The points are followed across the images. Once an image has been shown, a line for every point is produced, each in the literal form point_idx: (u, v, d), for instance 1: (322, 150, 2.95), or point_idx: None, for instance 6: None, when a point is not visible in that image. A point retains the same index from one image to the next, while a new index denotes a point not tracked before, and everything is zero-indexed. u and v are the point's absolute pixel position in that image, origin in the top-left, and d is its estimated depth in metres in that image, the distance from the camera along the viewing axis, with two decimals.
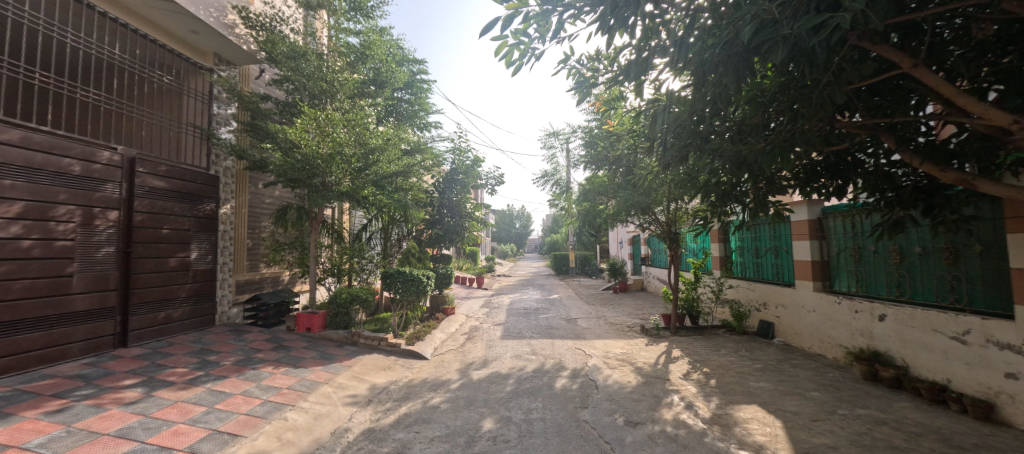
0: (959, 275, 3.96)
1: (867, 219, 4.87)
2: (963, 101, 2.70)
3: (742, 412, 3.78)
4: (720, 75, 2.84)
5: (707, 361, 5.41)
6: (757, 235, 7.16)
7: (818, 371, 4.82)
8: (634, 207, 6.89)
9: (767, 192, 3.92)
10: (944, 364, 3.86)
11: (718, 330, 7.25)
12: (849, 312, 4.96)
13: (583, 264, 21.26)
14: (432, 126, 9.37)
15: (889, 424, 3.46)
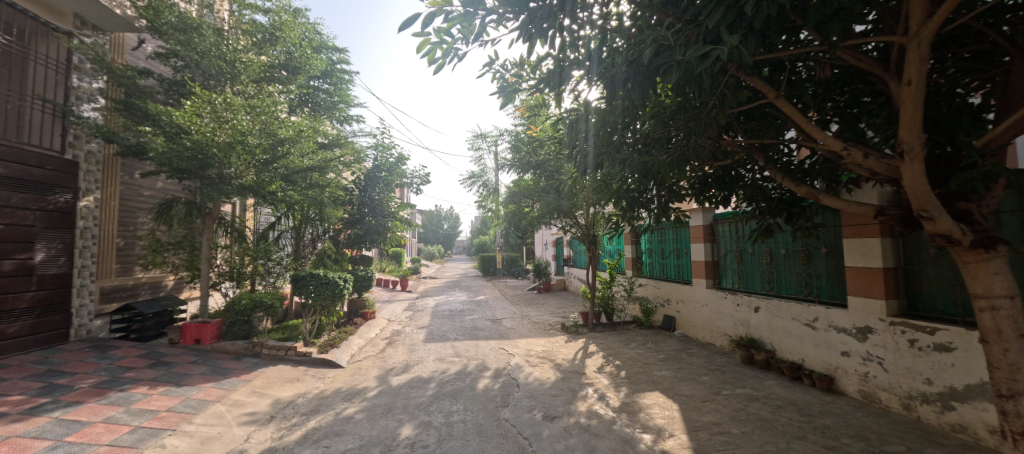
0: (811, 272, 4.73)
1: (747, 225, 5.69)
2: (809, 129, 2.56)
3: (646, 399, 4.16)
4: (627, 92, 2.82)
5: (619, 354, 5.87)
6: (663, 238, 7.94)
7: (709, 359, 5.52)
8: (556, 211, 7.19)
9: (669, 200, 3.83)
10: (799, 346, 4.67)
11: (629, 325, 7.93)
12: (733, 305, 5.78)
13: (508, 265, 21.59)
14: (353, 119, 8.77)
15: (759, 399, 4.10)
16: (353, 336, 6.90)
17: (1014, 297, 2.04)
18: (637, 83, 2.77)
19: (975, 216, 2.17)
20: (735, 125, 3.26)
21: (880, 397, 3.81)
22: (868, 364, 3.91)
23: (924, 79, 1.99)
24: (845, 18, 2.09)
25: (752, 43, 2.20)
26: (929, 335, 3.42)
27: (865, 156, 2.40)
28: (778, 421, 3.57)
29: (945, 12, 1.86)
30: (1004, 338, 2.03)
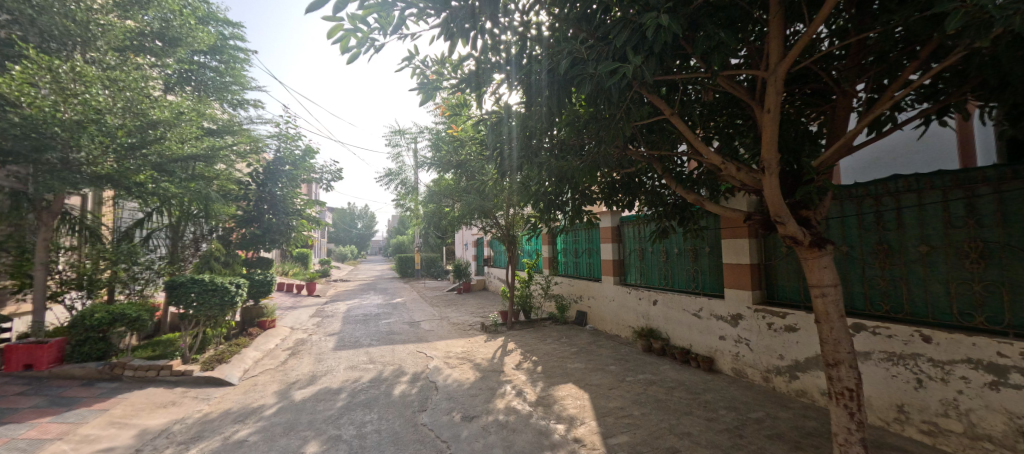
0: (697, 268, 5.41)
1: (648, 227, 6.31)
2: (696, 144, 2.93)
3: (560, 391, 4.41)
4: (547, 99, 2.98)
5: (536, 350, 6.12)
6: (577, 238, 8.43)
7: (616, 349, 6.02)
8: (477, 211, 7.25)
9: (582, 203, 4.09)
10: (687, 333, 5.33)
11: (545, 321, 8.30)
12: (635, 299, 6.37)
13: (428, 266, 21.16)
14: (249, 104, 7.93)
15: (657, 382, 4.58)
16: (247, 348, 6.23)
17: (837, 285, 2.57)
18: (553, 91, 2.95)
19: (812, 221, 2.69)
20: (637, 136, 3.60)
21: (747, 372, 4.51)
22: (739, 345, 4.60)
23: (779, 108, 2.41)
24: (722, 51, 2.45)
25: (653, 64, 2.47)
26: (782, 318, 4.14)
27: (737, 169, 2.84)
28: (671, 401, 4.04)
29: (792, 55, 2.28)
30: (829, 318, 2.56)
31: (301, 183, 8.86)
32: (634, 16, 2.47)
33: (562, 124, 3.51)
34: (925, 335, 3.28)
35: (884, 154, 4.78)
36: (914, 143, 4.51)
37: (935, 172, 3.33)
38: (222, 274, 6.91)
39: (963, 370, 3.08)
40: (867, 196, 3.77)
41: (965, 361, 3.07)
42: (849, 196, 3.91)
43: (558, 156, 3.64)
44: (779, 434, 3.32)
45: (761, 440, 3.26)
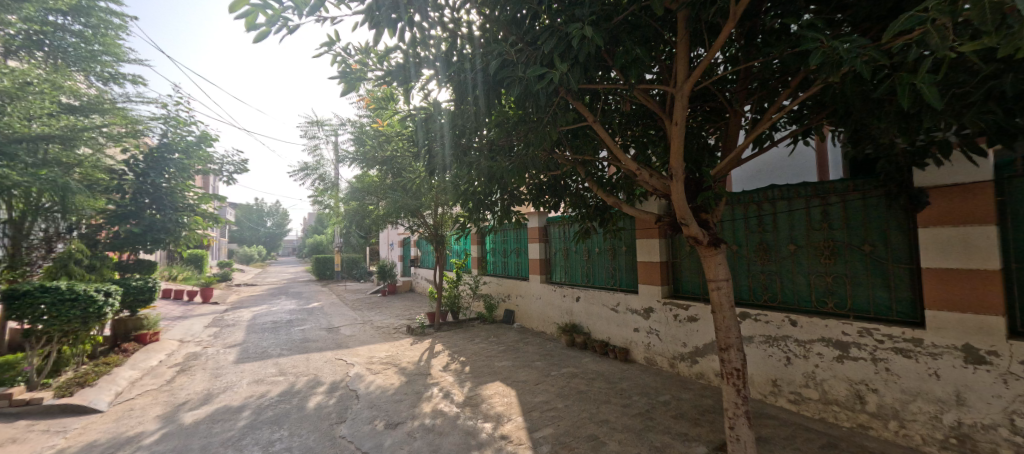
0: (615, 266, 5.81)
1: (572, 228, 6.62)
2: (615, 150, 3.16)
3: (488, 389, 4.46)
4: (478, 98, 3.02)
5: (463, 350, 6.10)
6: (505, 238, 8.56)
7: (542, 345, 6.24)
8: (403, 210, 7.03)
9: (510, 203, 4.18)
10: (607, 327, 5.70)
11: (473, 321, 8.31)
12: (560, 296, 6.65)
13: (349, 267, 20.00)
14: (122, 80, 6.62)
15: (579, 375, 4.85)
16: (122, 368, 5.37)
17: (728, 279, 2.96)
18: (484, 91, 2.99)
19: (710, 223, 3.07)
20: (563, 141, 3.78)
21: (657, 360, 4.96)
22: (651, 336, 5.04)
23: (685, 121, 2.70)
24: (638, 66, 2.68)
25: (578, 72, 2.63)
26: (686, 310, 4.63)
27: (650, 175, 3.12)
28: (591, 392, 4.30)
29: (695, 75, 2.57)
30: (723, 308, 2.93)
31: (193, 175, 7.72)
32: (561, 25, 2.60)
33: (492, 125, 3.56)
34: (793, 320, 3.90)
35: (765, 166, 5.58)
36: (788, 158, 5.33)
37: (802, 183, 3.97)
38: (85, 283, 5.69)
39: (820, 348, 3.72)
40: (752, 202, 4.36)
41: (821, 340, 3.71)
42: (739, 201, 4.49)
43: (486, 156, 3.66)
44: (682, 414, 3.71)
45: (668, 420, 3.61)
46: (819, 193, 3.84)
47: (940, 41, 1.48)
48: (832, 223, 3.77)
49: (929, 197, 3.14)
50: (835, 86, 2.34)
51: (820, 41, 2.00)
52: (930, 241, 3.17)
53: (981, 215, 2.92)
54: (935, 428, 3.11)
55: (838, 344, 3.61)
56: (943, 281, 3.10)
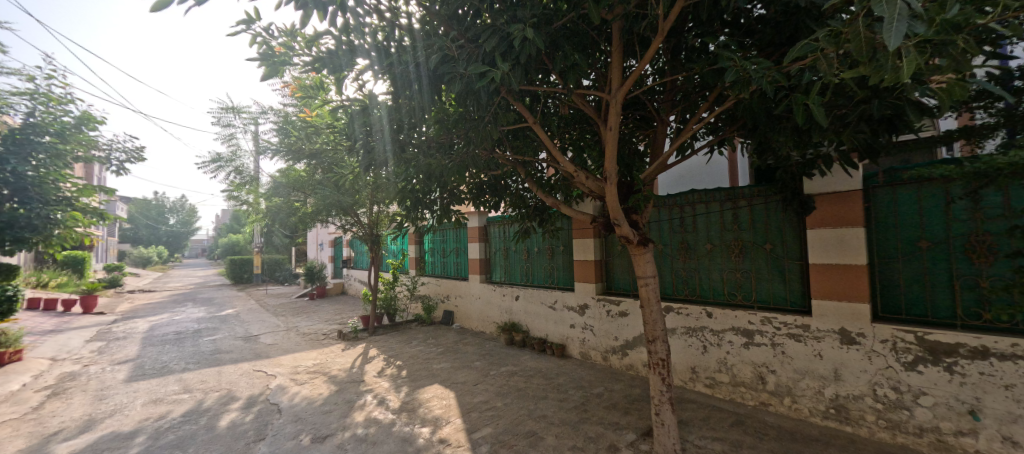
0: (553, 265, 5.98)
1: (511, 228, 6.69)
2: (554, 152, 3.26)
3: (425, 393, 4.35)
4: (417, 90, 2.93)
5: (400, 354, 5.90)
6: (445, 238, 8.43)
7: (481, 345, 6.24)
8: (334, 207, 6.61)
9: (451, 202, 4.12)
10: (545, 325, 5.86)
11: (410, 324, 8.08)
12: (500, 296, 6.69)
13: (271, 270, 18.42)
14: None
15: (518, 373, 4.91)
16: None
17: (656, 276, 3.19)
18: None
19: (639, 224, 3.28)
20: (503, 141, 3.81)
21: (591, 354, 5.19)
22: (585, 331, 5.27)
23: (618, 127, 2.86)
24: (576, 71, 2.78)
25: (518, 73, 2.67)
26: (617, 305, 4.90)
27: (586, 177, 3.26)
28: (530, 389, 4.38)
29: (628, 83, 2.73)
30: (650, 302, 3.15)
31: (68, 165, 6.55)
32: (502, 24, 2.61)
33: (431, 121, 3.47)
34: (709, 312, 4.30)
35: (687, 172, 6.10)
36: (706, 165, 5.87)
37: (717, 188, 4.38)
38: None
39: (731, 336, 4.14)
40: (675, 205, 4.73)
41: (732, 329, 4.13)
42: (664, 204, 4.84)
43: (425, 153, 3.56)
44: (614, 404, 3.92)
45: (602, 411, 3.80)
46: (731, 197, 4.27)
47: (827, 66, 1.69)
48: (741, 224, 4.21)
49: (816, 203, 3.64)
50: (744, 101, 2.62)
51: (734, 59, 2.22)
52: (816, 240, 3.67)
53: (853, 218, 3.45)
54: (819, 401, 3.61)
55: (746, 332, 4.05)
56: (825, 274, 3.61)
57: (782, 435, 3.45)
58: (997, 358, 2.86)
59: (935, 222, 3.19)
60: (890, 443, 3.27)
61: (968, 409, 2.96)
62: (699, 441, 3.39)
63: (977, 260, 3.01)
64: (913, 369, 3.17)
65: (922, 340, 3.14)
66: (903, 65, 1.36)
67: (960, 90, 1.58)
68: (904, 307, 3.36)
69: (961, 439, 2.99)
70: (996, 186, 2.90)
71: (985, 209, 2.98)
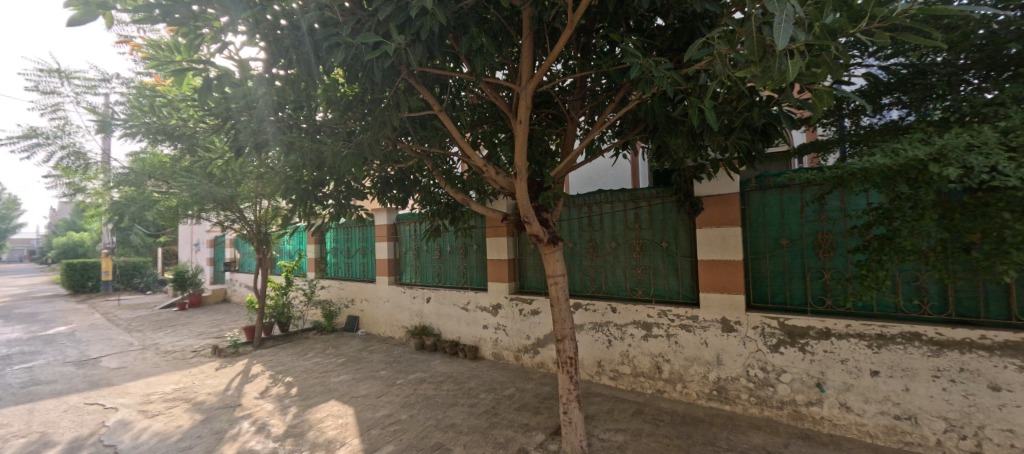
0: (467, 264, 5.80)
1: (423, 226, 6.35)
2: (465, 145, 3.11)
3: (318, 413, 3.88)
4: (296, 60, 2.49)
5: (291, 369, 5.23)
6: (349, 236, 7.74)
7: (388, 352, 5.83)
8: (206, 199, 5.64)
9: (350, 197, 3.71)
10: (457, 327, 5.66)
11: (307, 333, 7.27)
12: (410, 298, 6.32)
13: (127, 276, 15.35)
14: None
15: (427, 379, 4.66)
16: None
17: (565, 274, 3.21)
18: (303, 54, 2.49)
19: (550, 222, 3.28)
20: (410, 130, 3.53)
21: (504, 355, 5.14)
22: (498, 332, 5.20)
23: (529, 120, 2.79)
24: (484, 57, 2.62)
25: (418, 50, 2.42)
26: (529, 304, 4.91)
27: (496, 173, 3.16)
28: (439, 396, 4.16)
29: (538, 76, 2.67)
30: (560, 301, 3.15)
31: None
32: None
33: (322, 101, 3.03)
34: (614, 307, 4.50)
35: (595, 173, 6.37)
36: (611, 167, 6.19)
37: (621, 189, 4.60)
38: None
39: (632, 329, 4.39)
40: (584, 204, 4.87)
41: (634, 323, 4.38)
42: (574, 204, 4.97)
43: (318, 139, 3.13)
44: (525, 405, 3.89)
45: (512, 413, 3.74)
46: (633, 198, 4.51)
47: (722, 66, 1.76)
48: (642, 223, 4.47)
49: (703, 204, 3.99)
50: (646, 103, 2.71)
51: (638, 58, 2.26)
52: (703, 238, 4.03)
53: (733, 218, 3.84)
54: (705, 385, 3.98)
55: (645, 325, 4.31)
56: (710, 269, 3.98)
57: (675, 419, 3.72)
58: (837, 337, 3.39)
59: (794, 222, 3.67)
60: (760, 417, 3.71)
61: (816, 382, 3.47)
62: (604, 434, 3.50)
63: (823, 255, 3.52)
64: (777, 350, 3.63)
65: (783, 325, 3.62)
66: (787, 70, 1.43)
67: (828, 97, 1.73)
68: (770, 296, 3.83)
69: (811, 408, 3.50)
70: (836, 192, 3.40)
71: (828, 212, 3.49)
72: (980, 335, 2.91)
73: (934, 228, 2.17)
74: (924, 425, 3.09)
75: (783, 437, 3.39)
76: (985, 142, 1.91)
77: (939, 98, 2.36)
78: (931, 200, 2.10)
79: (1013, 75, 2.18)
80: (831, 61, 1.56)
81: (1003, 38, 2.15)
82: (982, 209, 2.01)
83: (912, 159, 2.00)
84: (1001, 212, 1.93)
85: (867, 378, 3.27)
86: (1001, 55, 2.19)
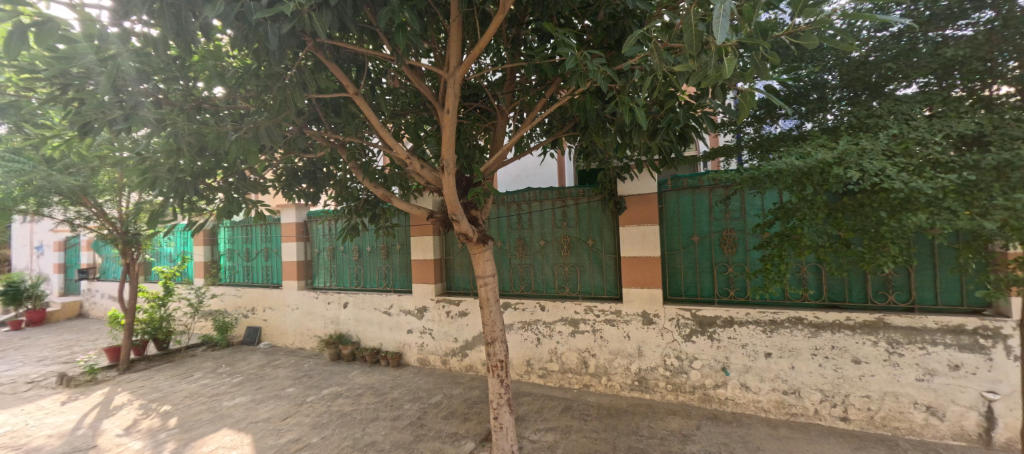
0: (389, 265, 5.41)
1: (338, 224, 5.79)
2: (385, 135, 2.82)
3: (205, 446, 3.29)
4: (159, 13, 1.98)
5: (171, 395, 4.41)
6: (248, 236, 6.80)
7: (296, 366, 5.22)
8: (45, 191, 4.52)
9: (247, 192, 3.19)
10: (378, 333, 5.26)
11: (194, 349, 6.24)
12: (323, 303, 5.73)
13: None
14: None
15: (342, 393, 4.23)
16: None
17: (495, 275, 3.08)
18: (171, 9, 2.00)
19: (479, 220, 3.14)
20: (320, 116, 3.12)
21: (430, 360, 4.89)
22: (423, 336, 4.93)
23: (457, 110, 2.62)
24: (408, 35, 2.37)
25: (325, 18, 2.08)
26: (457, 305, 4.73)
27: (422, 166, 2.92)
28: (356, 412, 3.79)
29: (467, 62, 2.51)
30: (489, 303, 3.02)
31: None
32: None
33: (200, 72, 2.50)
34: (543, 305, 4.51)
35: (522, 171, 6.36)
36: (539, 166, 6.25)
37: (550, 188, 4.62)
38: None
39: (560, 326, 4.43)
40: (513, 202, 4.81)
41: (562, 320, 4.42)
42: (503, 201, 4.89)
43: (204, 120, 2.62)
44: (453, 412, 3.70)
45: (439, 423, 3.53)
46: (561, 196, 4.55)
47: (660, 62, 1.78)
48: (570, 221, 4.53)
49: (626, 203, 4.14)
50: (577, 99, 2.69)
51: (573, 49, 2.20)
52: (625, 236, 4.19)
53: (652, 217, 4.04)
54: (627, 376, 4.15)
55: (572, 322, 4.37)
56: (632, 265, 4.15)
57: (601, 412, 3.82)
58: (739, 325, 3.73)
59: (704, 220, 3.96)
60: (675, 402, 3.96)
61: (722, 367, 3.79)
62: (534, 435, 3.45)
63: (727, 250, 3.85)
64: (689, 339, 3.90)
65: (695, 315, 3.89)
66: (724, 65, 1.46)
67: (753, 100, 1.83)
68: (683, 289, 4.11)
69: (718, 390, 3.81)
70: (740, 193, 3.72)
71: (732, 211, 3.82)
72: (846, 317, 3.39)
73: (823, 226, 2.40)
74: (805, 398, 3.52)
75: (695, 419, 3.64)
76: (869, 150, 2.13)
77: (825, 111, 2.67)
78: (823, 200, 2.34)
79: (879, 94, 2.53)
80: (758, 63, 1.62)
81: (877, 61, 2.47)
82: (860, 209, 2.23)
83: (812, 163, 2.20)
84: (878, 211, 2.13)
85: (762, 360, 3.66)
86: (873, 77, 2.51)
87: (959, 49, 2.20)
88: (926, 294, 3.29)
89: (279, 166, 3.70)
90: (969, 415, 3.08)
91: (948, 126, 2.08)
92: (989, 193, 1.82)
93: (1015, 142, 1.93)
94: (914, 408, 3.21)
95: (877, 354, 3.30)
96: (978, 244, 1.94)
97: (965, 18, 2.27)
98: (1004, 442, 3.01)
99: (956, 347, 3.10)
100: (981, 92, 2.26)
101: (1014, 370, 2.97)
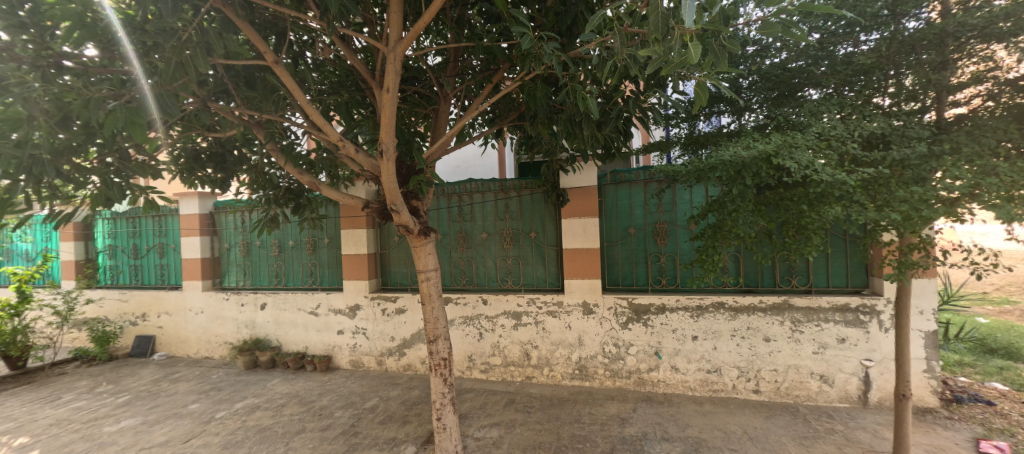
0: (316, 261, 4.93)
1: (253, 216, 5.14)
2: (312, 111, 2.46)
3: None
4: None
5: (29, 425, 3.59)
6: (135, 230, 5.78)
7: (202, 378, 4.56)
8: None
9: (135, 177, 2.63)
10: (303, 335, 4.79)
11: (63, 367, 5.17)
12: (236, 306, 5.06)
13: None
14: None
15: (261, 405, 3.78)
16: None
17: (437, 269, 2.90)
18: None
19: (420, 211, 2.94)
20: (230, 89, 2.68)
21: (363, 361, 4.57)
22: (356, 336, 4.58)
23: (397, 90, 2.39)
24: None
25: None
26: (394, 302, 4.45)
27: (355, 150, 2.61)
28: (278, 424, 3.40)
29: (409, 39, 2.28)
30: (431, 299, 2.83)
31: None
32: None
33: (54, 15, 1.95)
34: (484, 299, 4.43)
35: (462, 162, 6.28)
36: (479, 157, 6.22)
37: (491, 179, 4.52)
38: None
39: (503, 320, 4.39)
40: (454, 194, 4.62)
41: (504, 313, 4.38)
42: (443, 192, 4.67)
43: (69, 83, 2.09)
44: (390, 416, 3.47)
45: (374, 429, 3.27)
46: (504, 188, 4.47)
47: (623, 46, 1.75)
48: (511, 214, 4.47)
49: (568, 195, 4.16)
50: (526, 86, 2.59)
51: (529, 29, 2.06)
52: (567, 228, 4.21)
53: (592, 209, 4.12)
54: (568, 365, 4.22)
55: (515, 315, 4.35)
56: (573, 257, 4.20)
57: (544, 403, 3.82)
58: (670, 311, 3.95)
59: (641, 212, 4.11)
60: (613, 387, 4.10)
61: (655, 351, 4.00)
62: (478, 432, 3.35)
63: (660, 241, 4.04)
64: (626, 327, 4.06)
65: (631, 303, 4.05)
66: (689, 50, 1.44)
67: (706, 94, 1.79)
68: (620, 279, 4.23)
69: (651, 373, 4.02)
70: (673, 188, 3.92)
71: (665, 204, 4.01)
72: (760, 300, 3.74)
73: (750, 218, 2.57)
74: (725, 375, 3.84)
75: (631, 402, 3.79)
76: (798, 145, 2.27)
77: (755, 109, 2.91)
78: (751, 193, 2.51)
79: (794, 97, 2.78)
80: (718, 50, 1.63)
81: (800, 66, 2.74)
82: (781, 202, 2.40)
83: (749, 155, 2.33)
84: (795, 204, 2.29)
85: (689, 342, 3.91)
86: (796, 79, 2.77)
87: (867, 58, 2.49)
88: (820, 278, 3.74)
89: (178, 145, 3.13)
90: (852, 380, 3.56)
91: (859, 126, 2.30)
92: (891, 187, 2.03)
93: (909, 142, 2.21)
94: (812, 377, 3.64)
95: (783, 332, 3.70)
96: (873, 235, 2.17)
97: (864, 35, 2.58)
98: (877, 401, 3.53)
99: (843, 323, 3.57)
100: (872, 100, 2.56)
101: (885, 340, 3.50)
